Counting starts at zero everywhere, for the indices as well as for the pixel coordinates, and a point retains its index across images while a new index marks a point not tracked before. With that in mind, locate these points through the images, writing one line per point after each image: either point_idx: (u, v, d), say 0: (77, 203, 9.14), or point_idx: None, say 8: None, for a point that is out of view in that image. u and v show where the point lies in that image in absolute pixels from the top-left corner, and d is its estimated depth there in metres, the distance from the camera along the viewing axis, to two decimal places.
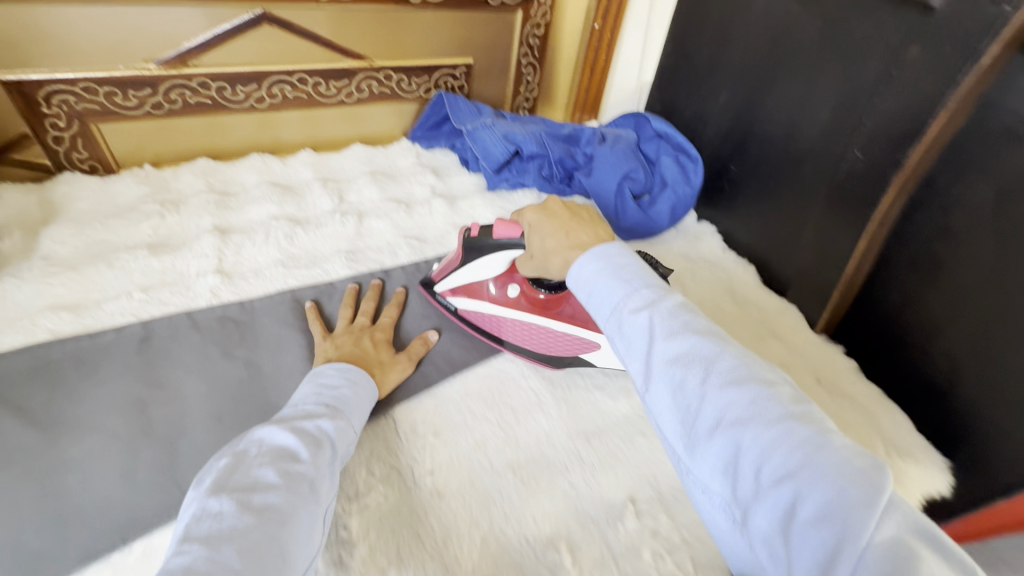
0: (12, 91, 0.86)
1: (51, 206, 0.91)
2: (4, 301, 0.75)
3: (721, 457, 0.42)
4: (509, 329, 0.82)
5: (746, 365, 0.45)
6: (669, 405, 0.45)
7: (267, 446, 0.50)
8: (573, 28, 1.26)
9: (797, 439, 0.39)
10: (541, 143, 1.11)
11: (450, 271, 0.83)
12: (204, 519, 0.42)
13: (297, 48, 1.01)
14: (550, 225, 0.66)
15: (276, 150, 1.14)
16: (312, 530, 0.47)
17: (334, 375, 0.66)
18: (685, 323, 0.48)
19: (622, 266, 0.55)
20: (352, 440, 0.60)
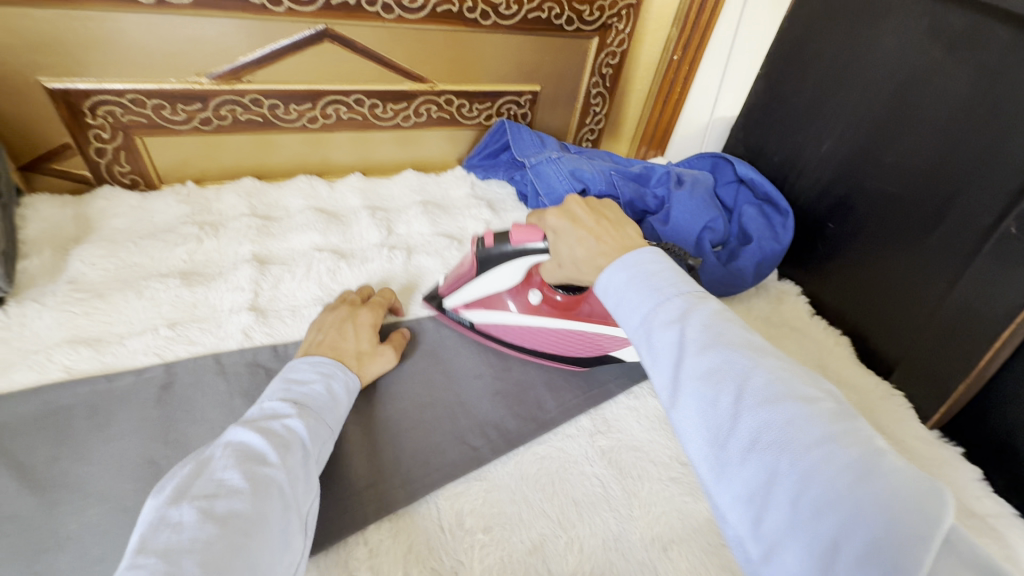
0: (57, 100, 0.81)
1: (86, 222, 0.85)
2: (21, 329, 0.69)
3: (749, 485, 0.34)
4: (530, 337, 0.77)
5: (786, 381, 0.37)
6: (694, 424, 0.38)
7: (231, 450, 0.47)
8: (650, 59, 1.16)
9: (841, 467, 0.32)
10: (609, 182, 1.01)
11: (466, 284, 0.75)
12: (162, 531, 0.39)
13: (357, 68, 0.94)
14: (577, 233, 0.55)
15: (324, 171, 1.07)
16: (287, 533, 0.45)
17: (306, 370, 0.61)
18: (718, 333, 0.40)
19: (653, 273, 0.45)
20: (330, 436, 0.57)
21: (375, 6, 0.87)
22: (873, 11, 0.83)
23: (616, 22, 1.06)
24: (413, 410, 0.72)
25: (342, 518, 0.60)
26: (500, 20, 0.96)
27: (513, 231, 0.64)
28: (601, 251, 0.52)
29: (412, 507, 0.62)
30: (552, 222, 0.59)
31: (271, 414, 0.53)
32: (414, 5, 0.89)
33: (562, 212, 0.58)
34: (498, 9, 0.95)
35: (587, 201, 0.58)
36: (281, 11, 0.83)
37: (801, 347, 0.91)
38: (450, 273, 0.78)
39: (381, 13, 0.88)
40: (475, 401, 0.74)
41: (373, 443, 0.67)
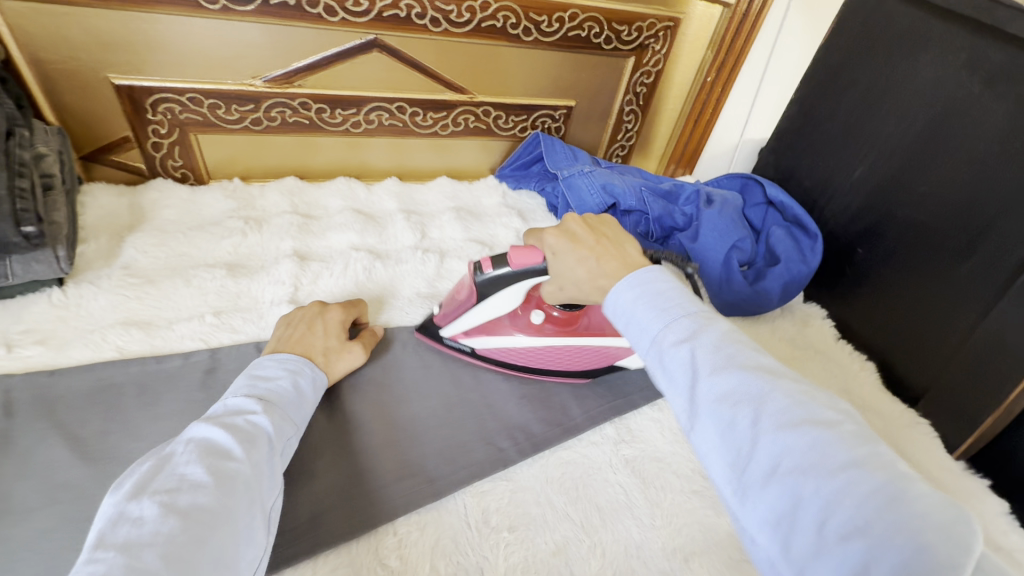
0: (122, 95, 0.86)
1: (140, 211, 0.90)
2: (78, 310, 0.73)
3: (774, 509, 0.35)
4: (535, 356, 0.77)
5: (803, 404, 0.37)
6: (715, 446, 0.38)
7: (194, 445, 0.47)
8: (683, 79, 1.19)
9: (868, 492, 0.32)
10: (640, 198, 1.03)
11: (462, 313, 0.74)
12: (122, 525, 0.39)
13: (403, 77, 0.98)
14: (577, 252, 0.56)
15: (362, 174, 1.11)
16: (252, 528, 0.45)
17: (273, 366, 0.61)
18: (731, 355, 0.40)
19: (661, 292, 0.45)
20: (295, 433, 0.57)
21: (424, 19, 0.91)
22: (912, 40, 0.84)
23: (653, 43, 1.09)
24: (442, 409, 0.74)
25: (373, 508, 0.62)
26: (542, 37, 1.00)
27: (512, 255, 0.65)
28: (602, 273, 0.52)
29: (438, 503, 0.63)
30: (551, 242, 0.59)
31: (235, 409, 0.53)
32: (461, 20, 0.93)
33: (562, 231, 0.58)
34: (540, 26, 0.98)
35: (584, 219, 0.59)
36: (335, 21, 0.87)
37: (825, 370, 0.91)
38: (445, 302, 0.77)
39: (428, 26, 0.92)
40: (502, 404, 0.76)
41: (403, 439, 0.69)
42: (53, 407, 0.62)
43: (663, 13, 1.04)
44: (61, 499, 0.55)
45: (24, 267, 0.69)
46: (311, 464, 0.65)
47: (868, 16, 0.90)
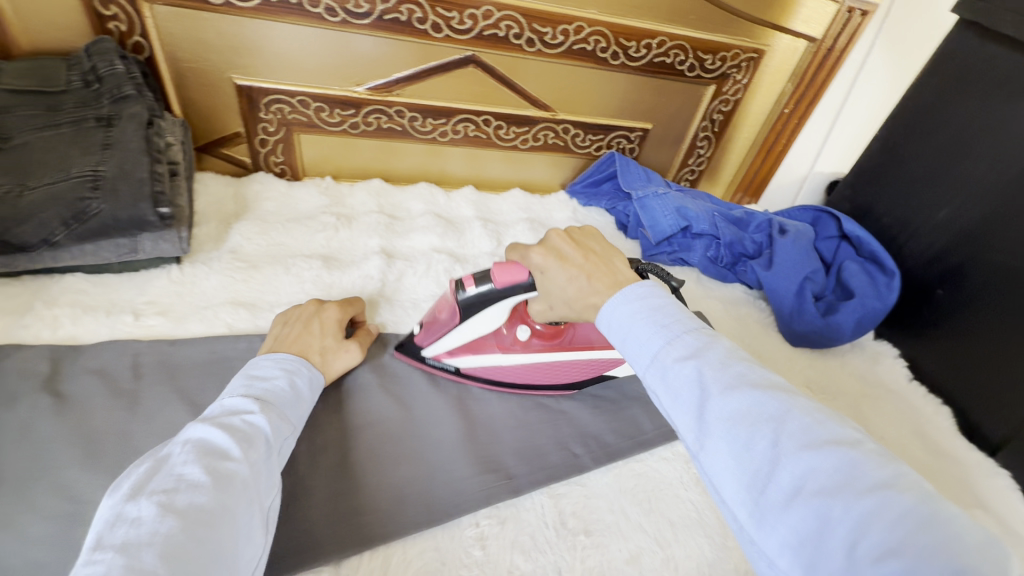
0: (242, 95, 0.93)
1: (244, 201, 0.97)
2: (193, 288, 0.79)
3: (797, 532, 0.34)
4: (522, 374, 0.75)
5: (821, 422, 0.37)
6: (728, 467, 0.37)
7: (191, 445, 0.46)
8: (759, 110, 1.20)
9: (901, 514, 0.31)
10: (712, 222, 1.05)
11: (445, 334, 0.71)
12: (119, 527, 0.39)
13: (493, 92, 1.03)
14: (566, 271, 0.54)
15: (440, 181, 1.16)
16: (250, 528, 0.45)
17: (268, 366, 0.60)
18: (742, 373, 0.40)
19: (657, 306, 0.46)
20: (292, 432, 0.57)
21: (521, 39, 0.95)
22: (1011, 86, 0.83)
23: (735, 72, 1.11)
24: (519, 410, 0.76)
25: (448, 498, 0.64)
26: (628, 61, 1.03)
27: (498, 271, 0.63)
28: (593, 291, 0.51)
29: (516, 500, 0.66)
30: (537, 260, 0.57)
31: (231, 410, 0.52)
32: (554, 41, 0.97)
33: (548, 249, 0.57)
34: (628, 51, 1.01)
35: (572, 235, 0.57)
36: (439, 37, 0.93)
37: (897, 411, 0.90)
38: (427, 322, 0.74)
39: (524, 46, 0.97)
40: (576, 411, 0.77)
41: (482, 434, 0.72)
42: (173, 372, 0.68)
43: (749, 44, 1.07)
44: None
45: (153, 244, 0.76)
46: (394, 450, 0.68)
47: (966, 56, 0.90)
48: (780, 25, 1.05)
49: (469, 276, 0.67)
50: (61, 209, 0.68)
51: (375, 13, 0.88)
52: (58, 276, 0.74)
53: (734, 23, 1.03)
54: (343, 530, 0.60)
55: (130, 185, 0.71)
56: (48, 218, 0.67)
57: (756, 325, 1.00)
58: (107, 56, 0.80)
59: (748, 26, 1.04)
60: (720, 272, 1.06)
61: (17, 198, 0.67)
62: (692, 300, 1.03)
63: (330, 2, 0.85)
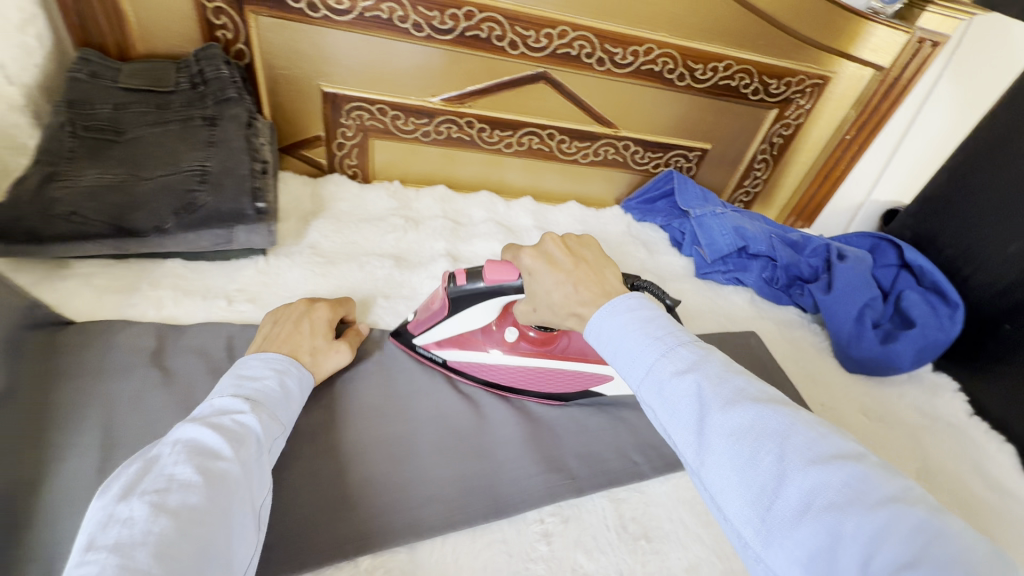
0: (327, 101, 0.99)
1: (320, 200, 1.03)
2: (278, 279, 0.85)
3: (807, 548, 0.33)
4: (510, 376, 0.77)
5: (826, 437, 0.37)
6: (732, 484, 0.37)
7: (181, 446, 0.45)
8: (819, 136, 1.21)
9: (913, 528, 0.31)
10: (770, 244, 1.06)
11: (436, 322, 0.74)
12: (111, 527, 0.38)
13: (560, 107, 1.07)
14: (553, 275, 0.56)
15: (499, 190, 1.20)
16: (241, 528, 0.45)
17: (258, 366, 0.59)
18: (740, 389, 0.40)
19: (649, 318, 0.46)
20: (282, 433, 0.56)
21: (592, 58, 0.99)
22: None
23: (799, 97, 1.12)
24: (579, 416, 0.78)
25: (514, 493, 0.66)
26: (693, 83, 1.06)
27: (488, 268, 0.65)
28: (579, 299, 0.53)
29: (579, 501, 0.68)
30: (527, 262, 0.59)
31: (220, 410, 0.51)
32: (623, 61, 1.00)
33: (539, 253, 0.58)
34: (694, 73, 1.04)
35: (564, 241, 0.59)
36: (515, 53, 0.97)
37: (958, 445, 0.88)
38: (420, 311, 0.77)
39: (594, 64, 1.00)
40: (634, 418, 0.79)
41: (545, 435, 0.74)
42: None
43: (815, 71, 1.08)
44: None
45: (246, 236, 0.80)
46: (460, 449, 0.70)
47: None
48: (847, 53, 1.06)
49: (462, 270, 0.70)
50: (171, 199, 0.74)
51: (458, 30, 0.93)
52: (160, 260, 0.80)
53: (801, 50, 1.04)
54: (413, 520, 0.62)
55: (233, 180, 0.78)
56: (161, 207, 0.74)
57: (811, 350, 1.00)
58: (214, 61, 0.87)
59: (814, 53, 1.06)
60: (775, 294, 1.07)
61: (133, 186, 0.74)
62: (746, 320, 1.04)
63: (417, 18, 0.91)
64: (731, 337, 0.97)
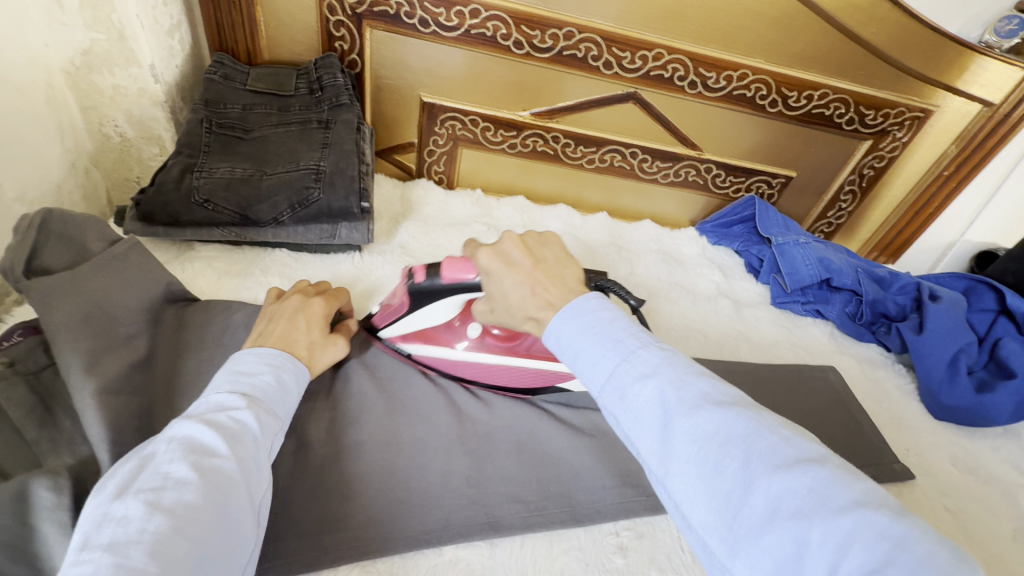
0: (424, 110, 1.05)
1: (409, 203, 1.08)
2: (373, 274, 0.90)
3: (775, 556, 0.31)
4: (474, 370, 0.77)
5: (789, 440, 0.36)
6: (698, 491, 0.35)
7: (177, 442, 0.43)
8: (913, 171, 1.16)
9: (878, 533, 0.30)
10: (855, 277, 1.03)
11: (396, 318, 0.73)
12: (106, 526, 0.37)
13: (646, 127, 1.08)
14: (512, 276, 0.52)
15: (576, 205, 1.22)
16: (239, 529, 0.43)
17: (254, 360, 0.55)
18: (705, 392, 0.38)
19: (609, 320, 0.44)
20: (282, 429, 0.52)
21: (684, 81, 1.00)
22: None
23: (896, 130, 1.09)
24: None
25: (589, 503, 0.67)
26: (785, 110, 1.05)
27: (445, 266, 0.63)
28: (535, 302, 0.49)
29: (653, 518, 0.68)
30: (485, 261, 0.55)
31: (217, 406, 0.47)
32: (716, 85, 1.01)
33: (498, 252, 0.55)
34: (788, 100, 1.03)
35: (523, 240, 0.55)
36: (608, 73, 0.99)
37: None
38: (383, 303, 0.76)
39: (686, 87, 1.01)
40: None
41: (618, 449, 0.74)
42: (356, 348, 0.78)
43: (916, 104, 1.05)
44: (362, 420, 0.70)
45: (348, 232, 0.85)
46: (538, 458, 0.71)
47: None
48: (954, 87, 1.02)
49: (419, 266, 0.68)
50: (290, 194, 0.81)
51: (556, 49, 0.96)
52: (269, 249, 0.87)
53: (903, 81, 1.02)
54: (492, 518, 0.64)
55: (343, 180, 0.84)
56: (281, 201, 0.81)
57: (894, 392, 0.96)
58: (331, 69, 0.94)
59: (917, 85, 1.02)
60: (857, 330, 1.04)
61: (259, 181, 0.81)
62: (825, 354, 1.00)
63: (519, 36, 0.95)
64: (809, 370, 0.93)
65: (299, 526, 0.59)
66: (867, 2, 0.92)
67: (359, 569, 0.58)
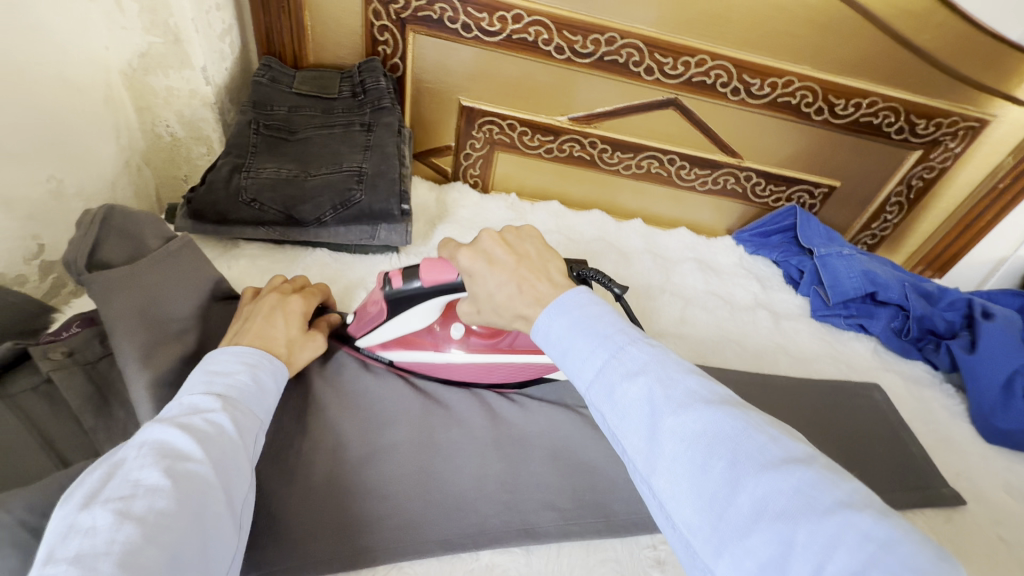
0: (463, 114, 1.05)
1: (444, 206, 1.09)
2: None
3: (759, 557, 0.30)
4: (460, 372, 0.77)
5: (776, 439, 0.34)
6: (684, 492, 0.34)
7: (148, 447, 0.41)
8: (965, 182, 1.12)
9: (863, 534, 0.28)
10: (902, 292, 1.00)
11: (375, 326, 0.72)
12: (72, 538, 0.34)
13: (686, 134, 1.07)
14: (495, 276, 0.51)
15: (610, 211, 1.21)
16: (215, 535, 0.41)
17: (228, 361, 0.53)
18: (693, 390, 0.37)
19: (597, 316, 0.43)
20: (258, 429, 0.51)
21: (727, 87, 0.99)
22: None
23: (949, 140, 1.05)
24: None
25: (625, 513, 0.67)
26: (832, 118, 1.02)
27: (426, 266, 0.64)
28: (522, 301, 0.49)
29: None
30: (465, 262, 0.54)
31: (190, 409, 0.46)
32: (760, 92, 0.99)
33: (477, 251, 0.54)
34: (835, 108, 1.01)
35: (502, 237, 0.54)
36: (648, 79, 0.99)
37: None
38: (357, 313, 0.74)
39: (728, 94, 1.00)
40: None
41: None
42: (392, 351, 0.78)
43: (971, 113, 1.01)
44: (398, 421, 0.70)
45: (387, 233, 0.86)
46: (575, 466, 0.70)
47: None
48: (1013, 95, 0.98)
49: (395, 270, 0.68)
50: (333, 195, 0.83)
51: (597, 54, 0.96)
52: (310, 249, 0.89)
53: (957, 89, 0.98)
54: (528, 525, 0.64)
55: (385, 182, 0.86)
56: (325, 201, 0.82)
57: (942, 413, 0.92)
58: (374, 73, 0.96)
59: (972, 93, 0.99)
60: (903, 346, 1.00)
61: (303, 181, 0.83)
62: (869, 371, 0.97)
63: (561, 42, 0.95)
64: (852, 387, 0.90)
65: (338, 523, 0.60)
66: (922, 7, 0.89)
67: (397, 569, 0.59)
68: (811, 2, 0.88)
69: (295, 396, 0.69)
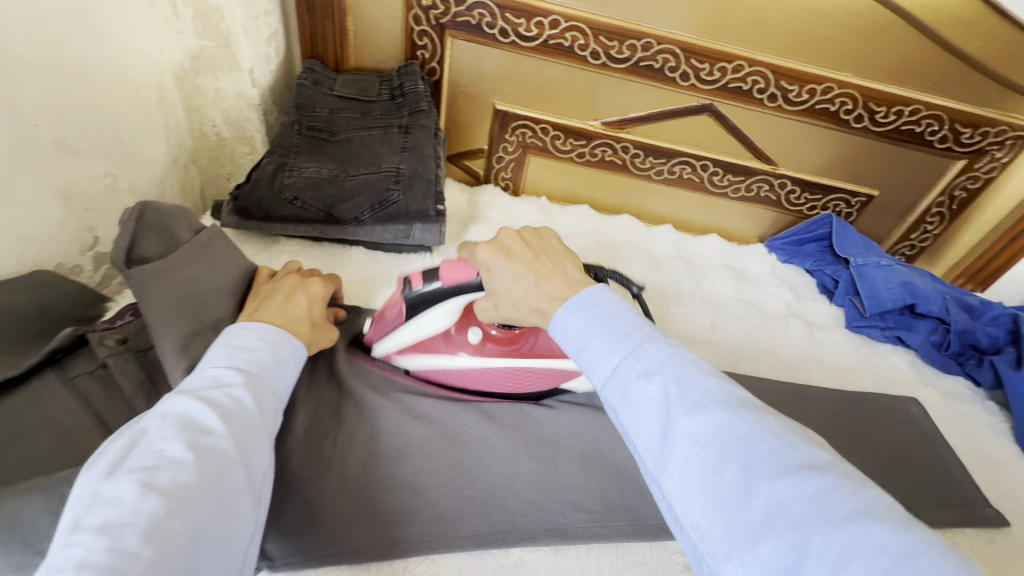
0: (497, 118, 1.07)
1: (475, 207, 1.10)
2: None
3: (771, 563, 0.30)
4: (476, 379, 0.77)
5: (792, 445, 0.34)
6: (695, 494, 0.34)
7: (171, 419, 0.42)
8: (1010, 193, 1.08)
9: (880, 547, 0.28)
10: (943, 304, 0.97)
11: (393, 328, 0.73)
12: (98, 507, 0.35)
13: (721, 140, 1.06)
14: (512, 267, 0.53)
15: (640, 216, 1.21)
16: (238, 511, 0.42)
17: (249, 336, 0.54)
18: (710, 391, 0.37)
19: (616, 313, 0.43)
20: (278, 406, 0.52)
21: (764, 93, 0.98)
22: None
23: (995, 149, 1.02)
24: None
25: (653, 516, 0.67)
26: (872, 126, 1.00)
27: (443, 268, 0.64)
28: (540, 293, 0.50)
29: None
30: (483, 257, 0.55)
31: (213, 382, 0.47)
32: (797, 99, 0.98)
33: (496, 246, 0.55)
34: (875, 116, 0.99)
35: (520, 235, 0.56)
36: (684, 85, 0.99)
37: None
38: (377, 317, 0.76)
39: (765, 100, 0.99)
40: None
41: None
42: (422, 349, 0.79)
43: (1019, 122, 0.98)
44: (430, 418, 0.71)
45: (421, 233, 0.88)
46: (604, 469, 0.70)
47: None
48: None
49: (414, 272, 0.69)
50: (372, 195, 0.85)
51: (633, 59, 0.96)
52: (347, 247, 0.91)
53: (1004, 97, 0.95)
54: (557, 525, 0.64)
55: (422, 183, 0.88)
56: (364, 201, 0.85)
57: (983, 430, 0.89)
58: (413, 77, 0.98)
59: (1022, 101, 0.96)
60: (942, 360, 0.97)
61: (343, 181, 0.86)
62: (906, 385, 0.95)
63: (596, 47, 0.95)
64: (889, 400, 0.88)
65: (371, 514, 0.61)
66: (969, 13, 0.87)
67: (428, 561, 0.61)
68: (852, 8, 0.87)
69: (333, 388, 0.72)
